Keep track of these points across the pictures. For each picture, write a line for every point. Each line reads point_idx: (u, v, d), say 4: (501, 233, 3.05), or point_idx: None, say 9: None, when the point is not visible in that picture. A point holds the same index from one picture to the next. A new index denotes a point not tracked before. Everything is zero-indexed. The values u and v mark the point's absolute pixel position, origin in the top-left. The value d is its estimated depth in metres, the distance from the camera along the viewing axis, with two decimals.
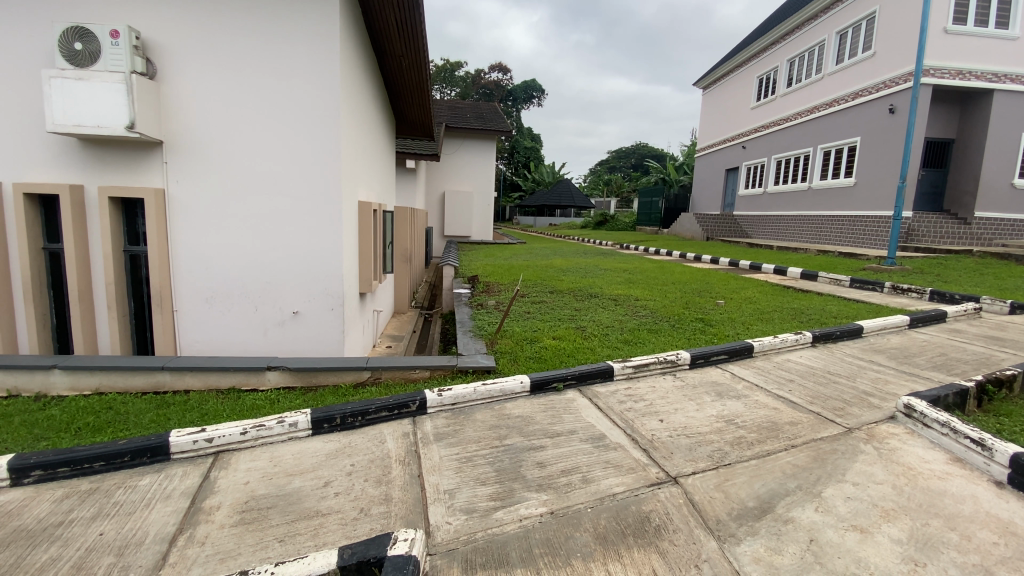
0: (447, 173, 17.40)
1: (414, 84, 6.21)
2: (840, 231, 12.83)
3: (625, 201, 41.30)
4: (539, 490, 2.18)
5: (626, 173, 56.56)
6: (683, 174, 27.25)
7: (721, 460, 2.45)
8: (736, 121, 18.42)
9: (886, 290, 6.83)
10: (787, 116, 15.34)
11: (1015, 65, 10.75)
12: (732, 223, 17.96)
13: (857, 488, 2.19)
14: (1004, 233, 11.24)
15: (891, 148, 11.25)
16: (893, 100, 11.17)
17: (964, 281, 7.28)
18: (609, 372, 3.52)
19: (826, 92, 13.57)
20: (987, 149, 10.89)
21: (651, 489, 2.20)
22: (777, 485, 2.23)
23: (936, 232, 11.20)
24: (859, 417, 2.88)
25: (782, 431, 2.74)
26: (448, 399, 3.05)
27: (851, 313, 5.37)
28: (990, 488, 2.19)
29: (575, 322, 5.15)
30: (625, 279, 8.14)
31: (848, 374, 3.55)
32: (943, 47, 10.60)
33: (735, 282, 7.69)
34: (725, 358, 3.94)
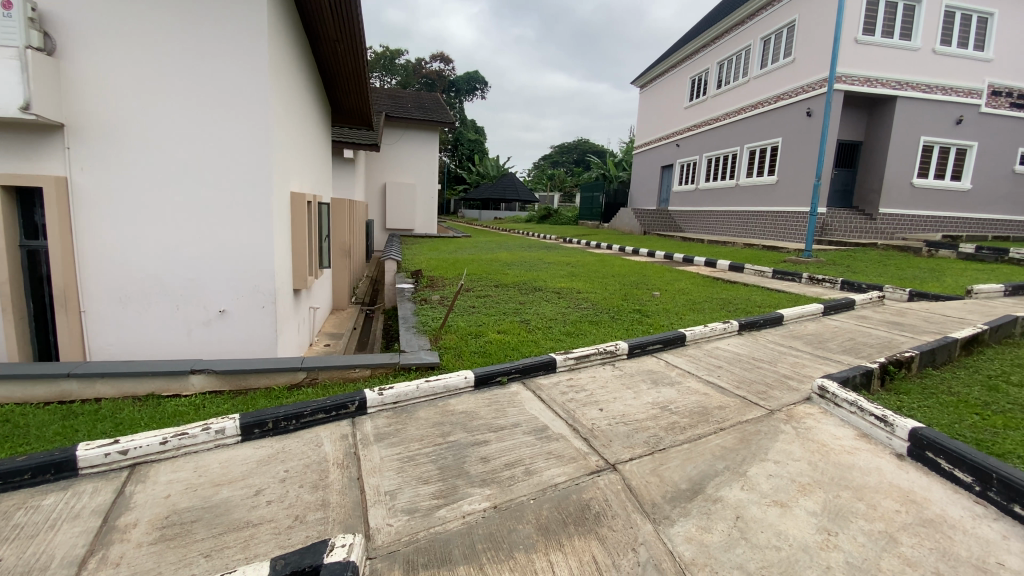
0: (387, 163, 16.91)
1: (350, 71, 5.99)
2: (763, 226, 13.73)
3: (568, 195, 42.37)
4: (482, 485, 2.18)
5: (568, 168, 57.56)
6: (622, 170, 28.17)
7: (656, 445, 2.56)
8: (671, 120, 19.20)
9: (803, 280, 7.39)
10: (716, 117, 16.15)
11: (916, 73, 11.81)
12: (668, 218, 18.74)
13: (779, 466, 2.36)
14: (905, 228, 12.43)
15: (808, 148, 12.15)
16: (811, 104, 12.04)
17: (869, 272, 8.01)
18: (552, 364, 3.58)
19: (752, 94, 14.42)
20: (891, 151, 11.99)
21: (591, 477, 2.26)
22: (707, 467, 2.36)
23: (847, 227, 12.26)
24: (780, 399, 3.10)
25: (711, 415, 2.90)
26: (389, 399, 2.99)
27: (772, 302, 5.78)
28: (892, 460, 2.43)
29: (519, 315, 5.19)
30: (567, 272, 8.30)
31: (770, 360, 3.81)
32: (854, 55, 11.54)
33: (669, 274, 8.05)
34: (660, 347, 4.12)
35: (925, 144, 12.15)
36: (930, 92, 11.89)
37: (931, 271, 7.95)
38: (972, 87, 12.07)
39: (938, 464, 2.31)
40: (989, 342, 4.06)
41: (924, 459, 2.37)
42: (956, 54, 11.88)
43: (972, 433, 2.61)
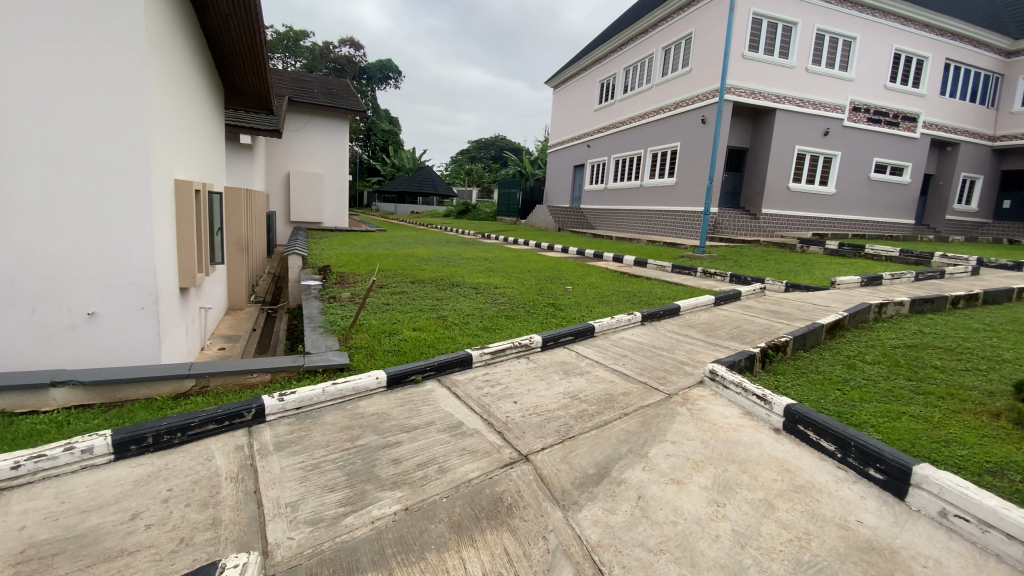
0: (291, 151, 15.85)
1: (245, 49, 5.52)
2: (665, 223, 14.74)
3: (485, 190, 42.58)
4: (393, 488, 2.13)
5: (486, 164, 57.72)
6: (537, 168, 28.86)
7: (567, 434, 2.65)
8: (582, 120, 19.94)
9: (698, 274, 8.04)
10: (623, 119, 17.03)
11: (792, 89, 13.27)
12: (580, 215, 19.48)
13: (675, 446, 2.55)
14: (783, 227, 13.95)
15: (703, 152, 13.21)
16: (705, 113, 13.08)
17: (753, 266, 8.92)
18: (467, 360, 3.57)
19: (654, 100, 15.36)
20: (771, 158, 13.40)
21: (503, 470, 2.29)
22: (613, 451, 2.49)
23: (736, 225, 13.56)
24: (677, 384, 3.36)
25: (617, 401, 3.07)
26: (292, 405, 2.81)
27: (672, 295, 6.22)
28: (770, 434, 2.72)
29: (435, 311, 5.11)
30: (484, 267, 8.32)
31: (669, 347, 4.11)
32: (742, 69, 12.72)
33: (581, 269, 8.39)
34: (572, 339, 4.27)
35: (799, 152, 13.72)
36: (804, 106, 13.43)
37: (802, 265, 9.03)
38: (836, 104, 13.78)
39: (808, 435, 2.62)
40: (849, 326, 4.69)
41: (796, 431, 2.69)
42: (824, 73, 13.48)
43: (834, 406, 2.99)
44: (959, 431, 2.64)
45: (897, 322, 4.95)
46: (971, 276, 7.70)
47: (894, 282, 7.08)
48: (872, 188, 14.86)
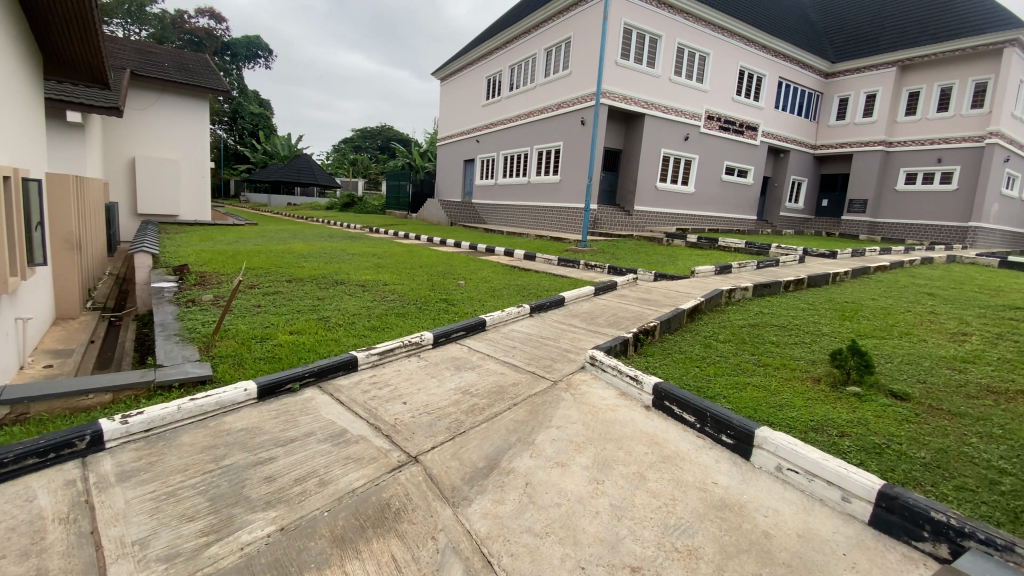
0: (138, 133, 13.76)
1: (67, 9, 4.64)
2: (551, 218, 15.40)
3: (373, 182, 40.88)
4: (267, 508, 1.96)
5: (372, 154, 55.31)
6: (426, 160, 28.40)
7: (457, 430, 2.65)
8: (470, 115, 19.97)
9: (582, 266, 8.53)
10: (510, 116, 17.38)
11: (659, 96, 14.60)
12: (471, 209, 19.54)
13: (559, 430, 2.69)
14: (653, 222, 15.39)
15: (583, 151, 14.00)
16: (584, 114, 13.88)
17: (628, 258, 9.70)
18: (351, 363, 3.40)
19: (538, 99, 15.90)
20: (642, 159, 14.64)
21: (391, 474, 2.23)
22: (502, 442, 2.55)
23: (613, 220, 14.65)
24: (562, 370, 3.54)
25: (506, 392, 3.14)
26: (139, 427, 2.45)
27: (559, 287, 6.52)
28: (642, 412, 2.99)
29: (316, 312, 4.79)
30: (371, 263, 7.98)
31: (555, 337, 4.31)
32: (616, 75, 13.67)
33: (473, 264, 8.42)
34: (463, 334, 4.28)
35: (666, 154, 15.17)
36: (669, 112, 14.85)
37: (669, 257, 10.02)
38: (695, 112, 15.44)
39: (672, 410, 2.93)
40: (706, 309, 5.31)
41: (663, 407, 2.98)
42: (684, 84, 15.00)
43: (693, 382, 3.37)
44: (789, 396, 3.12)
45: (744, 304, 5.72)
46: (798, 263, 9.15)
47: (741, 270, 8.16)
48: (725, 188, 16.95)
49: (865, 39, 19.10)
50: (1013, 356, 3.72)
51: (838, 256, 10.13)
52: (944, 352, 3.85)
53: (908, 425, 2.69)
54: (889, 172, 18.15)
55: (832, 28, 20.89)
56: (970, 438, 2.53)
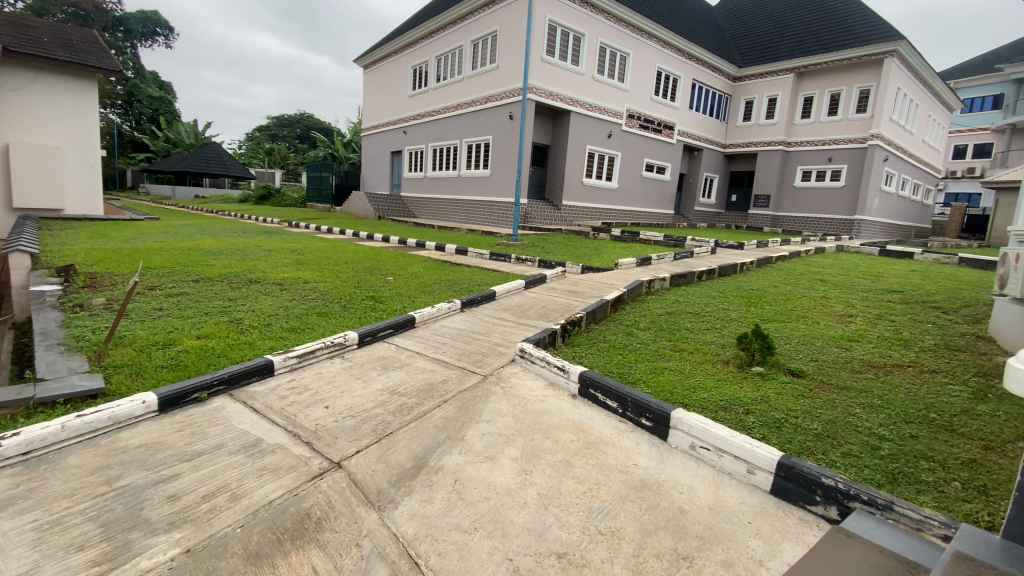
0: (12, 116, 12.04)
1: None
2: (481, 212, 15.39)
3: (292, 173, 38.67)
4: (170, 529, 1.81)
5: (291, 144, 52.23)
6: (351, 151, 27.33)
7: (383, 432, 2.58)
8: (395, 106, 19.40)
9: (513, 260, 8.61)
10: (437, 108, 17.09)
11: (583, 94, 14.98)
12: (400, 203, 19.04)
13: (489, 424, 2.70)
14: (581, 216, 15.85)
15: (512, 145, 14.10)
16: (511, 109, 13.97)
17: (557, 251, 9.93)
18: (268, 368, 3.20)
19: (465, 92, 15.76)
20: (569, 154, 14.99)
21: (312, 482, 2.13)
22: (431, 440, 2.52)
23: (543, 214, 14.90)
24: (492, 364, 3.55)
25: (436, 390, 3.10)
26: (13, 451, 2.16)
27: (490, 281, 6.53)
28: (569, 400, 3.08)
29: (227, 314, 4.45)
30: (291, 260, 7.55)
31: (486, 331, 4.31)
32: (541, 71, 13.84)
33: (402, 259, 8.22)
34: (391, 332, 4.16)
35: (591, 150, 15.65)
36: (593, 109, 15.31)
37: (596, 249, 10.38)
38: (617, 109, 16.03)
39: (596, 396, 3.04)
40: (628, 300, 5.55)
41: (588, 394, 3.09)
42: (607, 82, 15.51)
43: (616, 369, 3.52)
44: (702, 378, 3.35)
45: (662, 294, 6.05)
46: (710, 254, 9.84)
47: (661, 261, 8.63)
48: (646, 184, 17.81)
49: (766, 47, 20.75)
50: (888, 333, 4.22)
51: (745, 248, 10.99)
52: (833, 332, 4.31)
53: (804, 399, 2.98)
54: (788, 170, 19.93)
55: (739, 35, 22.48)
56: (855, 408, 2.84)
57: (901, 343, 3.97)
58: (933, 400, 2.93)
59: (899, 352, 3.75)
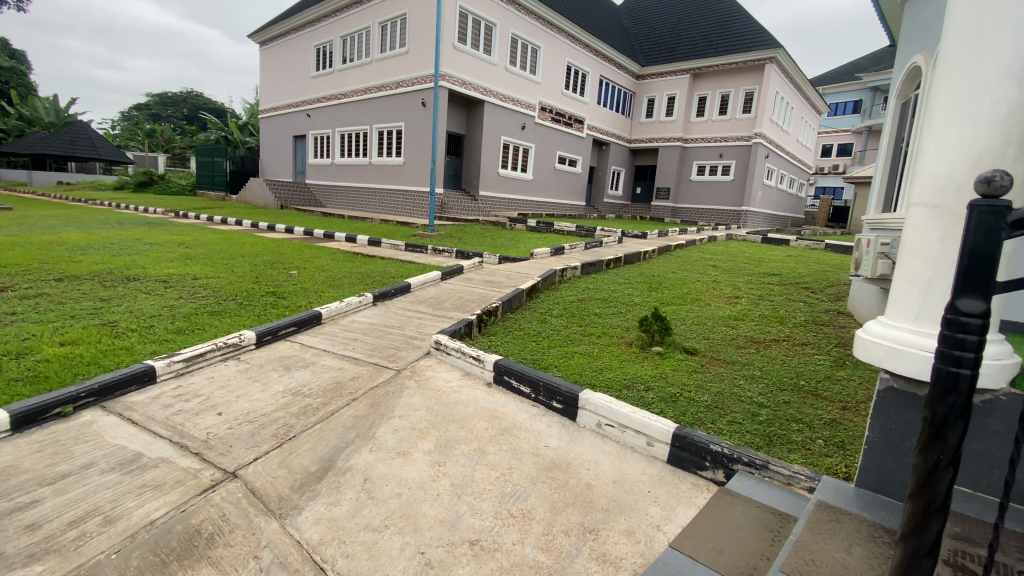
0: None
1: None
2: (395, 202, 14.93)
3: (179, 158, 34.87)
4: (25, 565, 1.57)
5: (177, 126, 47.03)
6: (248, 135, 25.19)
7: (285, 436, 2.43)
8: (298, 87, 18.12)
9: (429, 251, 8.45)
10: (344, 92, 16.22)
11: (496, 84, 15.00)
12: (306, 191, 17.92)
13: (402, 419, 2.64)
14: (497, 206, 15.94)
15: (425, 133, 13.79)
16: (424, 96, 13.65)
17: (473, 242, 9.91)
18: (149, 375, 2.88)
19: (374, 76, 15.11)
20: (484, 144, 14.97)
21: (203, 496, 1.95)
22: (338, 441, 2.41)
23: (459, 204, 14.78)
24: (406, 358, 3.47)
25: (344, 388, 2.97)
26: None
27: (405, 273, 6.36)
28: (484, 389, 3.10)
29: (99, 317, 3.92)
30: (178, 254, 6.82)
31: (400, 324, 4.20)
32: (453, 58, 13.63)
33: (308, 251, 7.75)
34: (294, 330, 3.91)
35: (505, 141, 15.75)
36: (505, 100, 15.39)
37: (512, 240, 10.51)
38: (529, 101, 16.26)
39: (511, 384, 3.08)
40: (542, 289, 5.69)
41: (503, 381, 3.12)
42: (519, 73, 15.65)
43: (530, 356, 3.60)
44: (608, 359, 3.54)
45: (574, 282, 6.27)
46: (618, 244, 10.36)
47: (574, 251, 8.93)
48: (558, 176, 18.29)
49: (665, 47, 22.08)
50: (767, 312, 4.73)
51: (649, 237, 11.72)
52: (722, 313, 4.74)
53: (696, 374, 3.26)
54: (686, 164, 21.49)
55: (641, 35, 23.69)
56: (740, 380, 3.16)
57: (778, 320, 4.46)
58: (802, 369, 3.33)
59: (776, 328, 4.22)
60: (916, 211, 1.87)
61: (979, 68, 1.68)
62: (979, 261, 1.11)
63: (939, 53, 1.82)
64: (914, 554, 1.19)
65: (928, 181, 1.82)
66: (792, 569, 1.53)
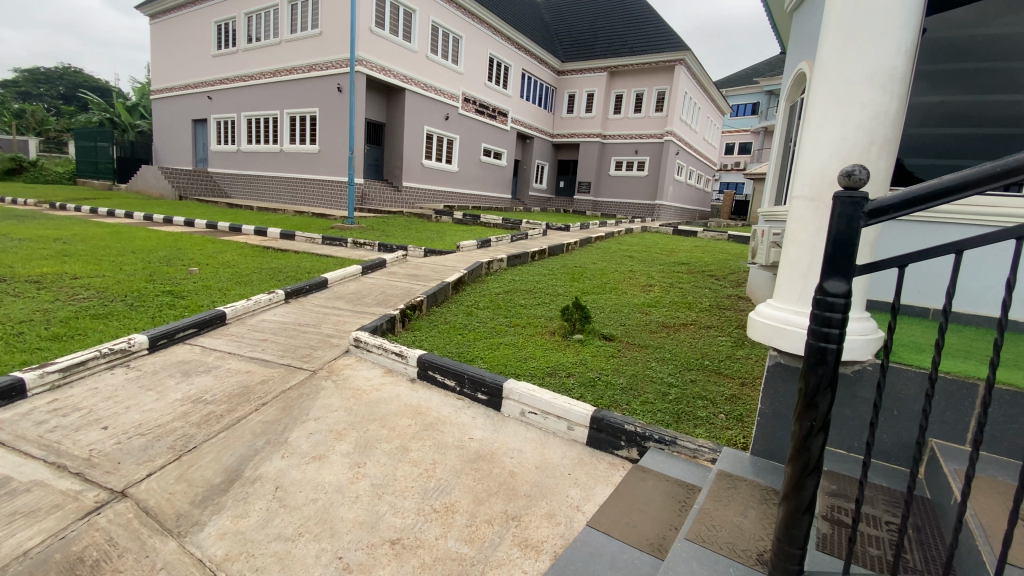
0: None
1: None
2: (312, 193, 14.13)
3: (53, 142, 30.61)
4: None
5: (50, 105, 41.24)
6: (139, 118, 22.66)
7: (185, 447, 2.23)
8: (196, 66, 16.53)
9: (349, 244, 8.10)
10: (250, 74, 15.03)
11: (416, 72, 14.62)
12: (209, 181, 16.47)
13: (317, 422, 2.51)
14: (420, 198, 15.62)
15: (342, 121, 13.15)
16: (340, 81, 13.00)
17: (397, 235, 9.64)
18: (17, 388, 2.51)
19: (284, 58, 14.14)
20: (405, 134, 14.57)
21: (85, 520, 1.74)
22: (246, 449, 2.25)
23: (381, 196, 14.30)
24: (323, 357, 3.31)
25: (253, 392, 2.77)
26: None
27: (322, 268, 6.04)
28: (407, 385, 3.03)
29: None
30: (53, 251, 5.99)
31: (315, 322, 3.99)
32: (370, 44, 13.08)
33: (211, 246, 7.12)
34: (194, 333, 3.59)
35: (428, 131, 15.43)
36: (427, 89, 15.05)
37: (436, 232, 10.35)
38: (452, 92, 16.04)
39: (435, 377, 3.04)
40: (468, 281, 5.65)
41: (427, 376, 3.07)
42: (440, 63, 15.36)
43: (455, 349, 3.57)
44: (532, 348, 3.60)
45: (499, 274, 6.30)
46: (542, 236, 10.56)
47: (499, 243, 8.98)
48: (483, 168, 18.25)
49: (584, 44, 22.68)
50: (677, 298, 5.04)
51: (571, 229, 12.06)
52: (638, 300, 4.98)
53: (614, 359, 3.41)
54: (606, 159, 22.32)
55: (561, 31, 24.15)
56: (652, 362, 3.35)
57: (686, 305, 4.77)
58: (707, 349, 3.60)
59: (685, 313, 4.51)
60: (798, 203, 2.08)
61: (850, 75, 1.91)
62: (843, 247, 1.24)
63: (819, 62, 2.02)
64: (793, 513, 1.30)
65: (807, 176, 2.03)
66: (696, 536, 1.65)
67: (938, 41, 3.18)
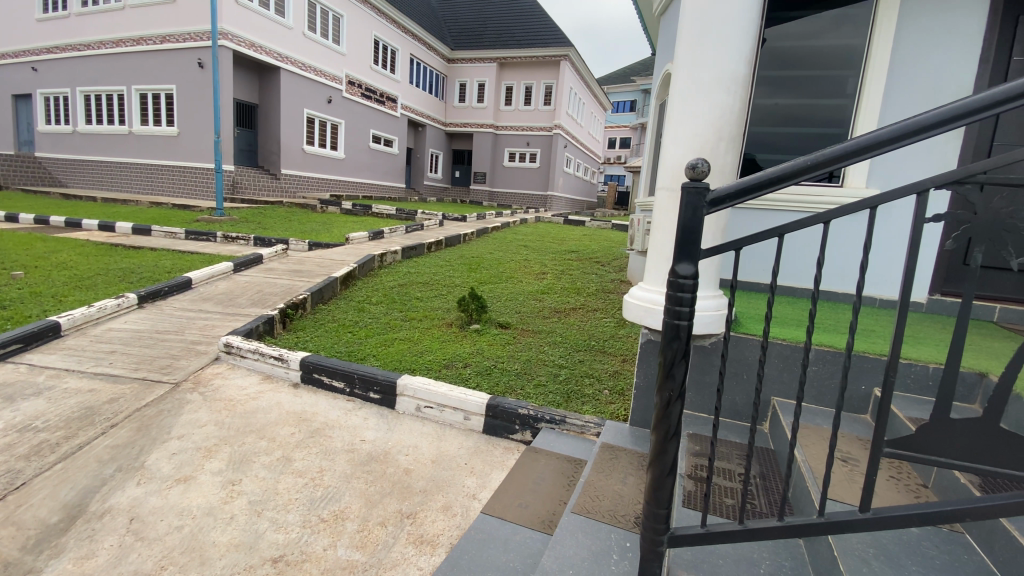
0: None
1: None
2: (173, 181, 12.49)
3: None
4: None
5: None
6: None
7: (8, 486, 1.86)
8: (12, 30, 13.75)
9: (219, 239, 7.30)
10: (85, 42, 12.82)
11: (292, 50, 13.49)
12: (37, 167, 13.86)
13: (182, 440, 2.24)
14: (303, 187, 14.57)
15: (206, 101, 11.76)
16: (200, 55, 11.58)
17: (276, 227, 8.89)
18: None
19: (129, 26, 12.24)
20: (282, 118, 13.45)
21: None
22: (91, 480, 1.94)
23: (256, 184, 13.10)
24: (187, 368, 2.95)
25: (99, 414, 2.39)
26: None
27: (186, 266, 5.39)
28: (289, 391, 2.82)
29: None
30: None
31: (177, 329, 3.54)
32: (236, 15, 11.80)
33: (40, 245, 6.00)
34: (17, 349, 3.01)
35: (309, 115, 14.39)
36: (305, 69, 13.99)
37: (323, 224, 9.73)
38: (334, 74, 15.10)
39: (321, 380, 2.87)
40: (359, 276, 5.39)
41: (312, 379, 2.89)
42: (320, 42, 14.34)
43: (344, 348, 3.40)
44: (428, 342, 3.54)
45: (393, 267, 6.09)
46: (437, 226, 10.40)
47: (392, 235, 8.69)
48: (373, 156, 17.49)
49: (473, 34, 22.60)
50: (567, 284, 5.28)
51: (467, 220, 12.05)
52: (532, 288, 5.12)
53: (509, 346, 3.49)
54: (499, 149, 22.57)
55: (449, 18, 23.79)
56: (545, 346, 3.49)
57: (575, 291, 5.01)
58: (594, 330, 3.83)
59: (574, 298, 4.73)
60: (662, 195, 2.27)
61: (701, 78, 2.12)
62: (690, 232, 1.36)
63: (676, 64, 2.21)
64: (659, 475, 1.40)
65: (669, 169, 2.21)
66: (581, 507, 1.75)
67: (773, 52, 3.66)
